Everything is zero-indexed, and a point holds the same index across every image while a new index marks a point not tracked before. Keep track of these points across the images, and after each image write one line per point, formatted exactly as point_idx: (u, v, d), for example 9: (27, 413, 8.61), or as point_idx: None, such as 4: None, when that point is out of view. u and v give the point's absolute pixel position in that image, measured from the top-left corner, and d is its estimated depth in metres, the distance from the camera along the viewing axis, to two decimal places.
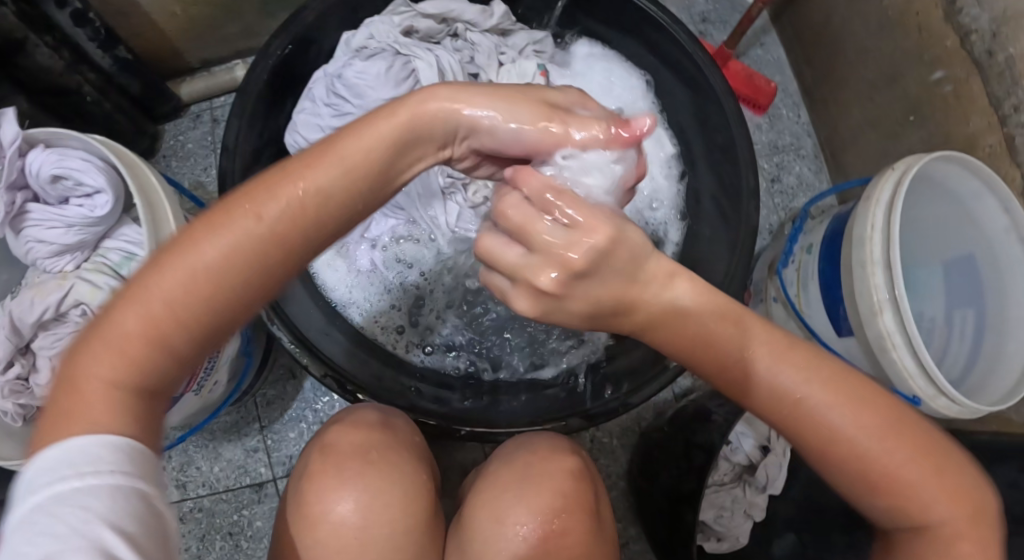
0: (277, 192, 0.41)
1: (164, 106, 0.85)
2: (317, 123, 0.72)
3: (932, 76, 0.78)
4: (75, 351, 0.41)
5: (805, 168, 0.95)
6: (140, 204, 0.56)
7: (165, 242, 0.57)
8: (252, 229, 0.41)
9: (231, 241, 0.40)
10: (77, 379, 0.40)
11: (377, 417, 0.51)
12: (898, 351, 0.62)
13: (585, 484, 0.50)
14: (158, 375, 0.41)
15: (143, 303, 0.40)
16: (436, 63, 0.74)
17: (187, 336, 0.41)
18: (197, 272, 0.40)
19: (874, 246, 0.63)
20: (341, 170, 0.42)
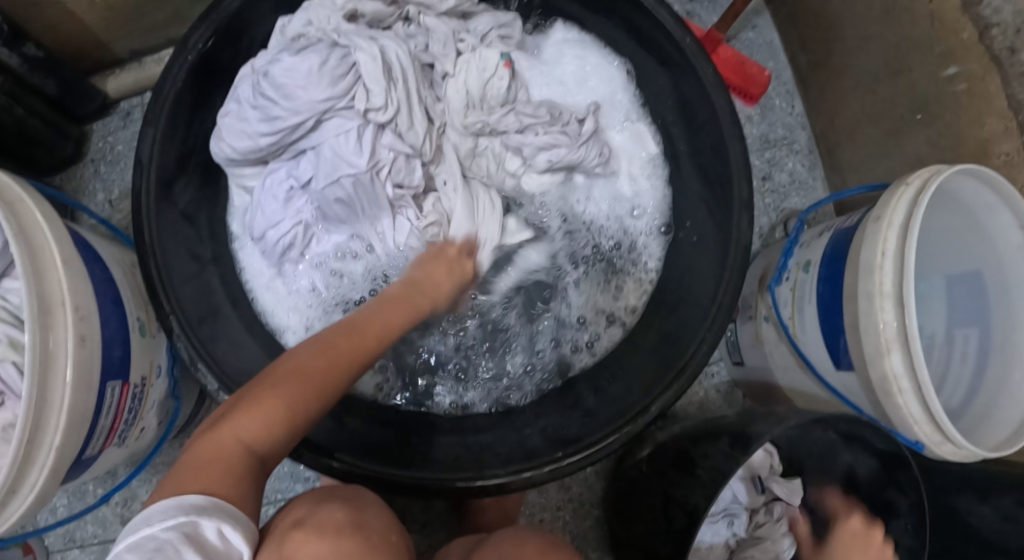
0: (352, 338, 0.51)
1: (89, 105, 0.76)
2: (243, 130, 0.63)
3: (945, 72, 0.70)
4: (222, 418, 0.45)
5: (798, 163, 0.88)
6: (18, 252, 0.45)
7: (51, 297, 0.47)
8: (356, 353, 0.51)
9: (345, 361, 0.50)
10: (218, 439, 0.44)
11: (347, 519, 0.45)
12: (904, 396, 0.56)
13: None
14: (282, 448, 0.46)
15: (285, 384, 0.46)
16: (380, 56, 0.64)
17: (312, 422, 0.47)
18: (319, 381, 0.47)
19: (885, 276, 0.57)
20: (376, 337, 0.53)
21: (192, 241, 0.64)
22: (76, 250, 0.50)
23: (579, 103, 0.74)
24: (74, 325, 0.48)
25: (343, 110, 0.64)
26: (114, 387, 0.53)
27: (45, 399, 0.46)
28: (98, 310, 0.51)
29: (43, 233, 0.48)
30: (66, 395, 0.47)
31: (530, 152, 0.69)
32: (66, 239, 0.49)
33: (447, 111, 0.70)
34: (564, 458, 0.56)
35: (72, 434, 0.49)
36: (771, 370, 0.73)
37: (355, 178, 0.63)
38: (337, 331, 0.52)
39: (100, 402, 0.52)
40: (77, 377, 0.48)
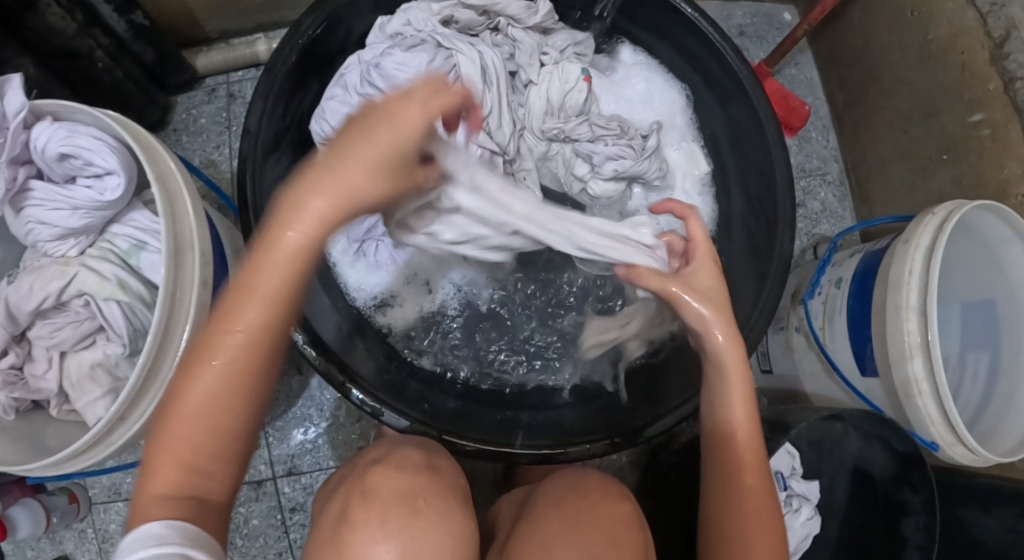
0: (229, 320, 0.39)
1: (178, 78, 0.80)
2: (346, 112, 0.69)
3: (971, 117, 0.77)
4: (140, 476, 0.41)
5: (830, 194, 0.94)
6: (157, 194, 0.50)
7: (183, 239, 0.52)
8: (233, 347, 0.40)
9: (216, 363, 0.39)
10: (150, 491, 0.40)
11: (422, 460, 0.50)
12: (923, 398, 0.62)
13: (634, 530, 0.45)
14: (211, 490, 0.42)
15: (173, 432, 0.41)
16: (479, 59, 0.70)
17: (217, 454, 0.42)
18: (212, 396, 0.40)
19: (911, 291, 0.62)
20: (265, 325, 0.39)
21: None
22: (202, 204, 0.56)
23: (643, 120, 0.80)
24: (199, 267, 0.53)
25: None
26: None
27: (167, 333, 0.50)
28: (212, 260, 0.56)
29: (178, 182, 0.53)
30: (184, 329, 0.52)
31: (598, 161, 0.74)
32: (195, 192, 0.55)
33: (527, 115, 0.75)
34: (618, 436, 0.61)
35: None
36: (798, 376, 0.78)
37: None
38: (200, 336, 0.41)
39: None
40: (195, 316, 0.53)
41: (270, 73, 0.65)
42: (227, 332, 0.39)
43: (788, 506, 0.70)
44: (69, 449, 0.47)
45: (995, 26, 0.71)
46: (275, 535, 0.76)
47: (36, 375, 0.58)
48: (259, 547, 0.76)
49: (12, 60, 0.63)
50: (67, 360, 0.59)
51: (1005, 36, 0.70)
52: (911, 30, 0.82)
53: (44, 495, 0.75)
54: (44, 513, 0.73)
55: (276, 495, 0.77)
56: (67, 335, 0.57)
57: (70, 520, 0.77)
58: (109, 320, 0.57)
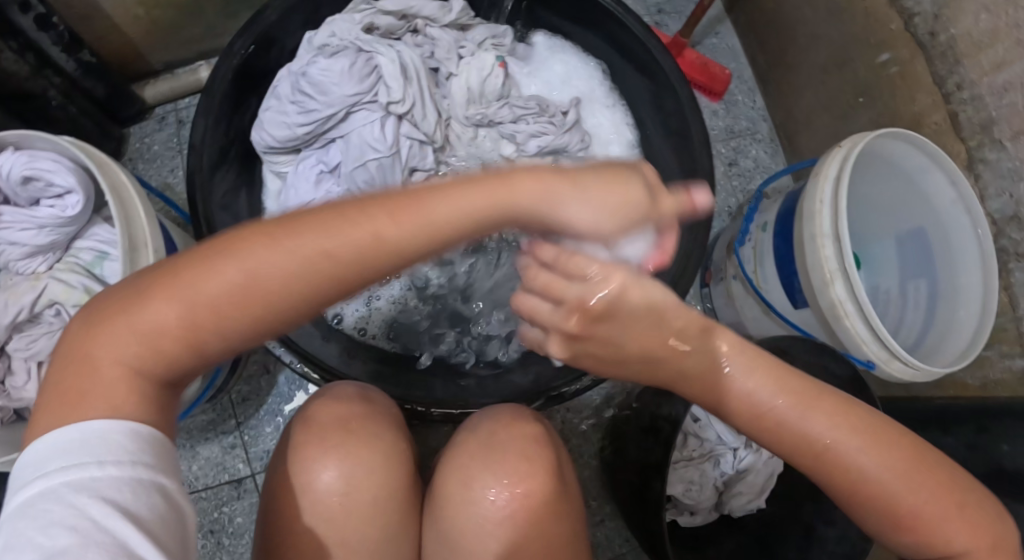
0: (350, 230, 0.41)
1: (129, 109, 0.85)
2: (283, 121, 0.74)
3: (878, 58, 0.81)
4: (100, 319, 0.41)
5: (761, 151, 0.98)
6: (110, 199, 0.54)
7: (137, 238, 0.56)
8: (338, 252, 0.41)
9: (309, 259, 0.41)
10: (98, 354, 0.40)
11: (356, 391, 0.53)
12: (851, 319, 0.64)
13: (548, 447, 0.48)
14: (179, 369, 0.42)
15: (191, 298, 0.40)
16: (398, 58, 0.75)
17: (221, 339, 0.42)
18: (223, 294, 0.40)
19: (823, 219, 0.65)
20: (358, 260, 0.42)
21: (227, 210, 0.73)
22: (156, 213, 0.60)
23: (563, 98, 0.84)
24: (155, 262, 0.57)
25: (368, 104, 0.74)
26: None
27: None
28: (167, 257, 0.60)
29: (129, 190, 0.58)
30: None
31: (522, 139, 0.79)
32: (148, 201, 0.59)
33: (451, 105, 0.80)
34: (558, 388, 0.65)
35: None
36: (743, 322, 0.81)
37: (379, 161, 0.73)
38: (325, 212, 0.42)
39: None
40: None
41: (209, 93, 0.69)
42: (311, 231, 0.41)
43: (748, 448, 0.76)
44: None
45: None
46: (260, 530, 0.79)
47: (16, 387, 0.62)
48: (245, 544, 0.79)
49: None
50: (45, 370, 0.63)
51: None
52: None
53: None
54: None
55: (257, 492, 0.80)
56: (43, 345, 0.62)
57: None
58: None
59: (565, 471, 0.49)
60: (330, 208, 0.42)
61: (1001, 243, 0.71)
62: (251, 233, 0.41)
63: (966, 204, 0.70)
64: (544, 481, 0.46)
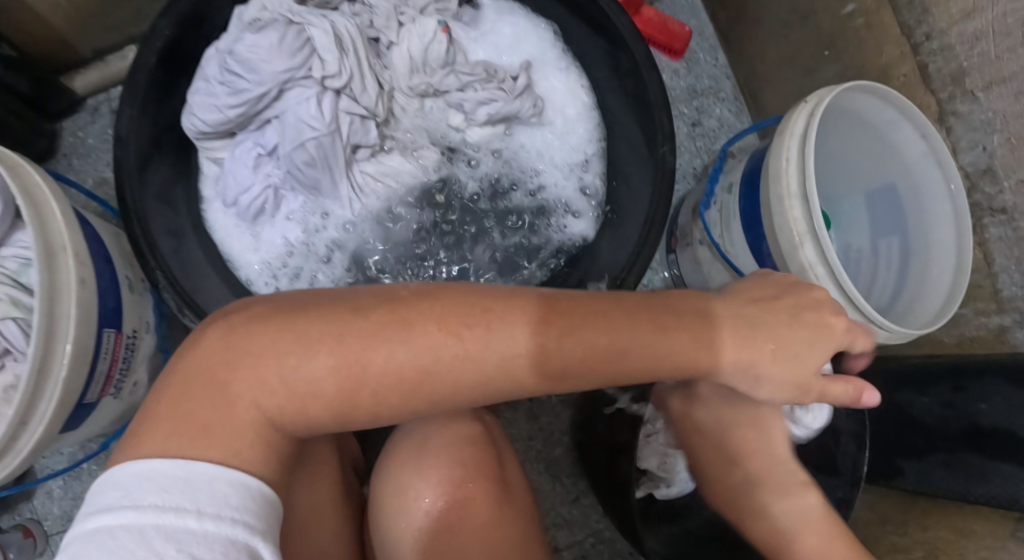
0: (484, 325, 0.43)
1: (59, 103, 0.80)
2: (213, 104, 0.70)
3: (843, 10, 0.77)
4: (225, 343, 0.43)
5: (724, 110, 0.93)
6: (22, 202, 0.50)
7: (53, 241, 0.52)
8: (475, 348, 0.42)
9: (447, 346, 0.42)
10: (220, 379, 0.42)
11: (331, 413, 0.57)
12: (821, 282, 0.61)
13: (483, 450, 0.49)
14: (285, 422, 0.43)
15: (337, 366, 0.42)
16: (331, 29, 0.70)
17: (348, 413, 0.43)
18: (331, 375, 0.42)
19: (789, 179, 0.62)
20: (458, 360, 0.42)
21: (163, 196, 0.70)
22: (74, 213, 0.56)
23: (512, 62, 0.79)
24: (75, 266, 0.53)
25: (303, 80, 0.70)
26: (109, 334, 0.58)
27: (52, 330, 0.50)
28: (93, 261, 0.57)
29: (44, 191, 0.53)
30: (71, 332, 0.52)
31: (471, 107, 0.74)
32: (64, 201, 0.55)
33: (393, 76, 0.75)
34: None
35: (76, 369, 0.53)
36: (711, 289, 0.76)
37: (317, 140, 0.69)
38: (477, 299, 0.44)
39: (98, 346, 0.56)
40: (80, 312, 0.53)
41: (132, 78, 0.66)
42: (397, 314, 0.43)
43: None
44: None
45: None
46: None
47: None
48: None
49: None
50: None
51: None
52: None
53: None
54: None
55: None
56: None
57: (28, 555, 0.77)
58: (10, 339, 0.58)
59: (506, 475, 0.50)
60: (471, 306, 0.44)
61: (975, 198, 0.69)
62: (323, 306, 0.44)
63: (938, 158, 0.68)
64: (480, 486, 0.47)
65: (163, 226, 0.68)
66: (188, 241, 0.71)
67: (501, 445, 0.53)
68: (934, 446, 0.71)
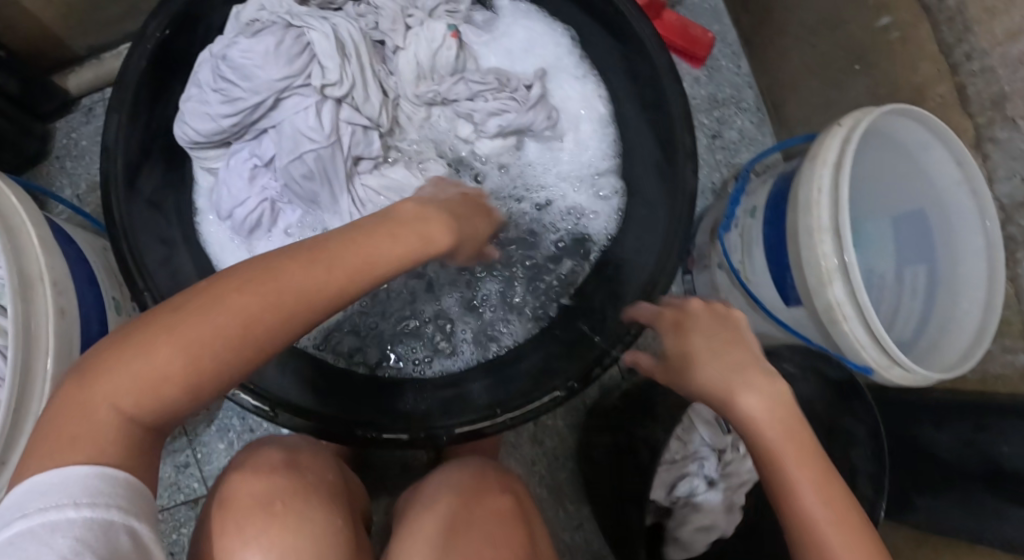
0: (226, 298, 0.41)
1: (52, 103, 0.77)
2: (206, 112, 0.66)
3: (879, 21, 0.72)
4: (72, 380, 0.40)
5: (747, 121, 0.88)
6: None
7: (29, 271, 0.50)
8: (231, 312, 0.41)
9: (216, 313, 0.40)
10: (81, 403, 0.39)
11: (282, 458, 0.46)
12: (849, 323, 0.59)
13: (519, 528, 0.43)
14: (161, 415, 0.41)
15: (188, 337, 0.40)
16: (332, 33, 0.66)
17: (215, 379, 0.41)
18: (176, 356, 0.40)
19: (821, 213, 0.58)
20: (240, 324, 0.41)
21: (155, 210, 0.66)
22: (52, 234, 0.54)
23: (526, 69, 0.75)
24: (53, 296, 0.51)
25: (301, 88, 0.66)
26: None
27: (28, 370, 0.48)
28: (75, 286, 0.54)
29: (20, 215, 0.51)
30: (49, 367, 0.49)
31: (480, 119, 0.70)
32: (42, 225, 0.52)
33: (399, 83, 0.70)
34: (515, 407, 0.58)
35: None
36: (727, 315, 0.73)
37: (316, 153, 0.64)
38: (236, 275, 0.42)
39: None
40: (60, 348, 0.51)
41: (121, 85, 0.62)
42: (229, 297, 0.41)
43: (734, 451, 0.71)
44: None
45: None
46: None
47: None
48: None
49: None
50: None
51: None
52: None
53: None
54: None
55: None
56: None
57: None
58: None
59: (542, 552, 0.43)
60: (204, 283, 0.42)
61: (1010, 230, 0.65)
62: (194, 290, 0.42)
63: (971, 185, 0.65)
64: None
65: (154, 235, 0.65)
66: (179, 251, 0.68)
67: (538, 515, 0.46)
68: (952, 485, 0.68)
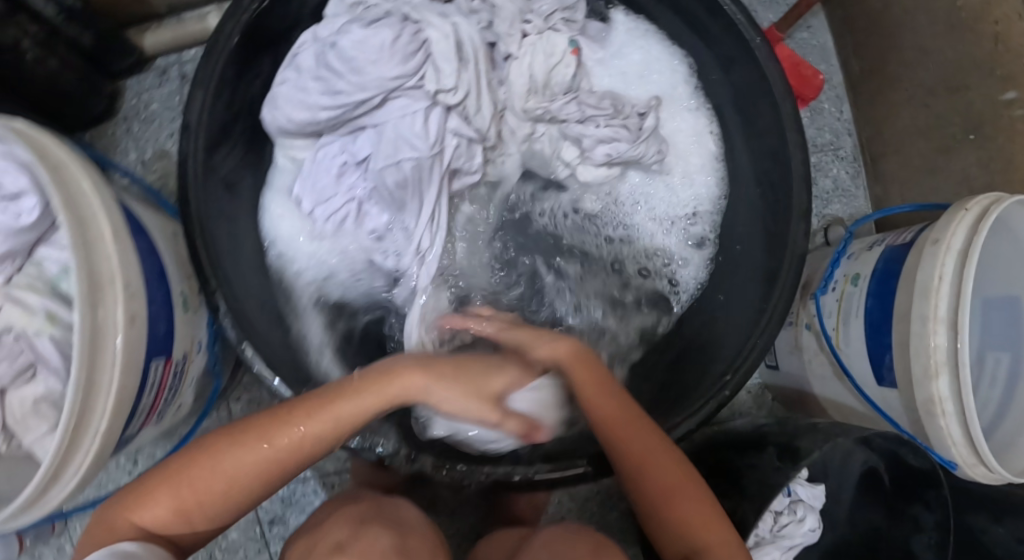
0: (274, 431, 0.46)
1: (124, 60, 0.73)
2: (303, 101, 0.62)
3: (1003, 95, 0.68)
4: (121, 498, 0.45)
5: (842, 170, 0.87)
6: (65, 226, 0.42)
7: (101, 272, 0.45)
8: (284, 441, 0.46)
9: (263, 447, 0.46)
10: (118, 521, 0.44)
11: (393, 543, 0.39)
12: (946, 418, 0.57)
13: None
14: (176, 539, 0.46)
15: (224, 466, 0.45)
16: (453, 33, 0.62)
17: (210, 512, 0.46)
18: (201, 487, 0.45)
19: (940, 301, 0.56)
20: (275, 457, 0.46)
21: (228, 200, 0.62)
22: (124, 224, 0.48)
23: (639, 96, 0.72)
24: (124, 303, 0.46)
25: (411, 89, 0.62)
26: (158, 365, 0.51)
27: (92, 383, 0.44)
28: (145, 287, 0.49)
29: (92, 204, 0.45)
30: (114, 378, 0.45)
31: (589, 144, 0.67)
32: (116, 216, 0.47)
33: (508, 96, 0.67)
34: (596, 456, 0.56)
35: (119, 416, 0.47)
36: (806, 377, 0.73)
37: (416, 161, 0.62)
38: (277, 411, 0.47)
39: (144, 380, 0.50)
40: (128, 356, 0.46)
41: (208, 58, 0.57)
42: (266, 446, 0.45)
43: (792, 513, 0.67)
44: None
45: None
46: (256, 547, 0.72)
47: None
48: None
49: None
50: (8, 397, 0.54)
51: None
52: None
53: None
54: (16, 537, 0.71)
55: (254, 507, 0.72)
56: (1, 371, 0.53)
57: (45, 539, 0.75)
58: (42, 356, 0.52)
59: None
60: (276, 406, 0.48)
61: None
62: (240, 426, 0.46)
63: None
64: None
65: (226, 223, 0.60)
66: (247, 238, 0.64)
67: None
68: None
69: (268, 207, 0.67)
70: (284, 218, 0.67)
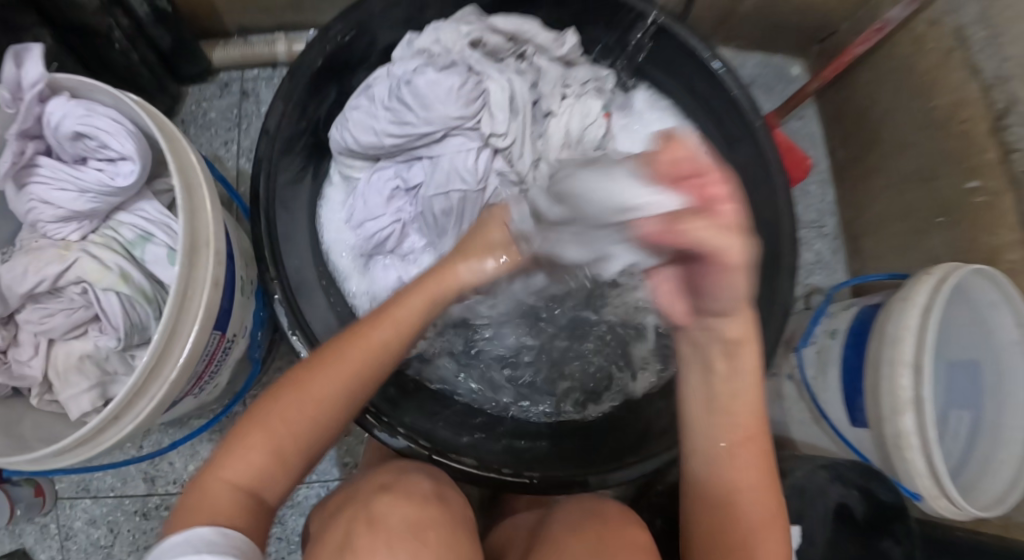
0: (355, 346, 0.51)
1: (192, 69, 0.80)
2: (372, 126, 0.70)
3: (966, 184, 0.78)
4: (212, 458, 0.48)
5: (825, 246, 0.99)
6: (179, 188, 0.48)
7: (199, 235, 0.50)
8: (366, 351, 0.51)
9: (347, 358, 0.50)
10: (212, 484, 0.47)
11: (431, 490, 0.48)
12: (912, 451, 0.62)
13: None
14: (271, 490, 0.49)
15: (310, 386, 0.49)
16: (508, 87, 0.71)
17: (305, 448, 0.50)
18: (286, 423, 0.49)
19: (905, 347, 0.63)
20: (366, 368, 0.51)
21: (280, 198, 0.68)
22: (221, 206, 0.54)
23: None
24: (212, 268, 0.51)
25: (468, 130, 0.71)
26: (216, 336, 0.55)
27: (176, 331, 0.49)
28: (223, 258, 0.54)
29: (197, 175, 0.51)
30: (192, 335, 0.50)
31: None
32: (215, 193, 0.53)
33: (545, 145, 0.73)
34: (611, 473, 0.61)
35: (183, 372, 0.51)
36: (788, 425, 0.81)
37: (463, 194, 0.70)
38: (345, 336, 0.52)
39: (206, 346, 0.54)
40: (206, 317, 0.51)
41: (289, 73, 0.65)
42: (341, 365, 0.50)
43: None
44: (56, 444, 0.45)
45: (998, 98, 0.72)
46: None
47: (20, 361, 0.56)
48: None
49: (28, 29, 0.61)
50: (55, 348, 0.57)
51: (1007, 109, 0.71)
52: (914, 97, 0.85)
53: (8, 485, 0.72)
54: (9, 504, 0.70)
55: None
56: (59, 322, 0.55)
57: (33, 514, 0.74)
58: (104, 310, 0.55)
59: None
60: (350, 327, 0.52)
61: None
62: (313, 360, 0.51)
63: None
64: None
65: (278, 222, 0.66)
66: (292, 235, 0.69)
67: None
68: None
69: (325, 220, 0.76)
70: (337, 228, 0.75)
